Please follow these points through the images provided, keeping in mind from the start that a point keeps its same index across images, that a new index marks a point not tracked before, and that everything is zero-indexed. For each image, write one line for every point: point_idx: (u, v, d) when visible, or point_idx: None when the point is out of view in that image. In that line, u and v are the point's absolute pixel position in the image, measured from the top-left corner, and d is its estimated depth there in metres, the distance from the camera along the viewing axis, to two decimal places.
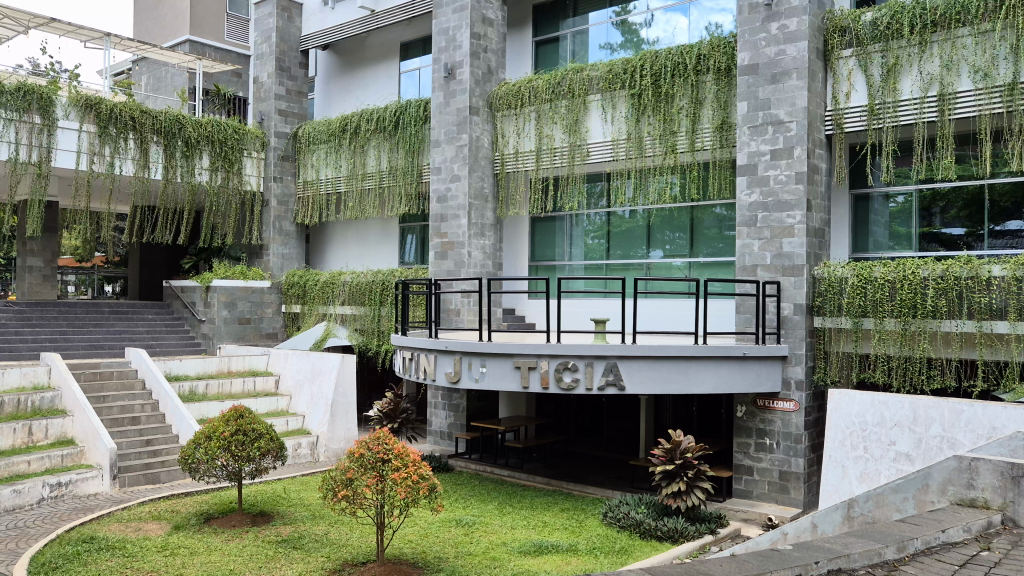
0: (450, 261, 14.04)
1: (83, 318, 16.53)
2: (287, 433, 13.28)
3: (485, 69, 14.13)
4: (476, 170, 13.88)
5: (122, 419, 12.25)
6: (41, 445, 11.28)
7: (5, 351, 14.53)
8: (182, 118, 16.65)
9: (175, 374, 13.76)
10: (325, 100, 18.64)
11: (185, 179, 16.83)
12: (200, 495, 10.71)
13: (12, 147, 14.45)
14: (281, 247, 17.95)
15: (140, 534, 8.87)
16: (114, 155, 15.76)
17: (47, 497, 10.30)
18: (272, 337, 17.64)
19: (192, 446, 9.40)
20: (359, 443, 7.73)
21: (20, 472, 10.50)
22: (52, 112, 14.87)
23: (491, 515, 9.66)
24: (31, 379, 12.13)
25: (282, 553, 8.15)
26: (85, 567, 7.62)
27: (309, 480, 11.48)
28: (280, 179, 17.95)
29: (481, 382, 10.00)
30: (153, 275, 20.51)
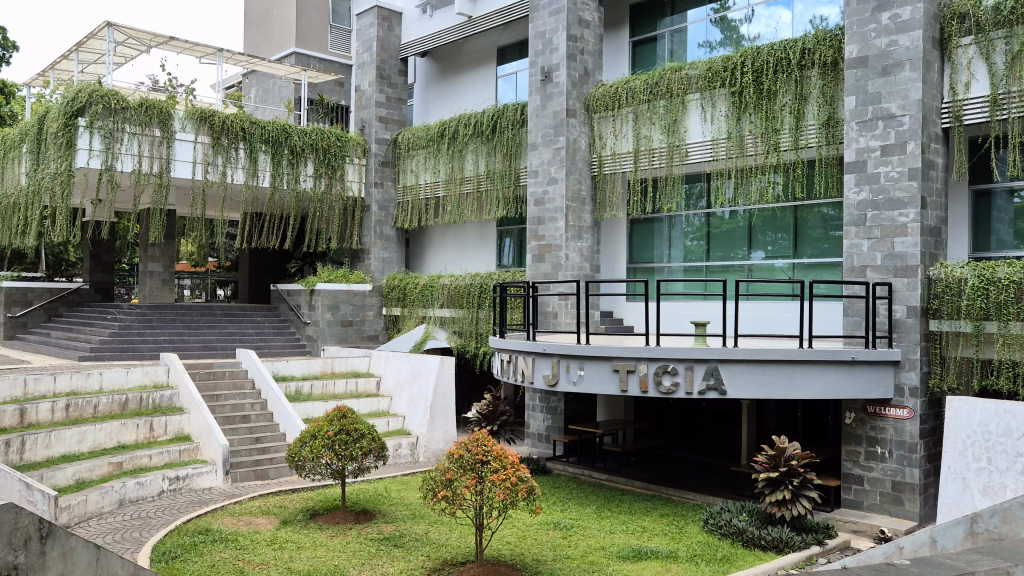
0: (547, 264, 14.05)
1: (197, 320, 17.35)
2: (388, 433, 13.57)
3: (582, 71, 14.09)
4: (573, 172, 13.85)
5: (234, 417, 12.77)
6: (161, 440, 11.91)
7: (128, 352, 15.40)
8: (289, 127, 17.29)
9: (283, 375, 14.26)
10: (424, 106, 18.99)
11: (291, 187, 17.44)
12: (306, 492, 11.07)
13: (136, 159, 15.33)
14: (382, 252, 18.36)
15: (251, 527, 9.22)
16: (227, 164, 16.50)
17: (166, 490, 10.86)
18: (374, 339, 18.05)
19: (299, 444, 9.71)
20: (459, 443, 7.83)
21: (143, 465, 11.11)
22: (170, 125, 15.70)
23: (589, 518, 9.61)
24: (152, 377, 12.81)
25: (384, 550, 8.33)
26: (201, 557, 7.98)
27: (410, 481, 11.70)
28: (381, 185, 18.39)
29: (579, 386, 9.96)
30: (261, 279, 21.34)
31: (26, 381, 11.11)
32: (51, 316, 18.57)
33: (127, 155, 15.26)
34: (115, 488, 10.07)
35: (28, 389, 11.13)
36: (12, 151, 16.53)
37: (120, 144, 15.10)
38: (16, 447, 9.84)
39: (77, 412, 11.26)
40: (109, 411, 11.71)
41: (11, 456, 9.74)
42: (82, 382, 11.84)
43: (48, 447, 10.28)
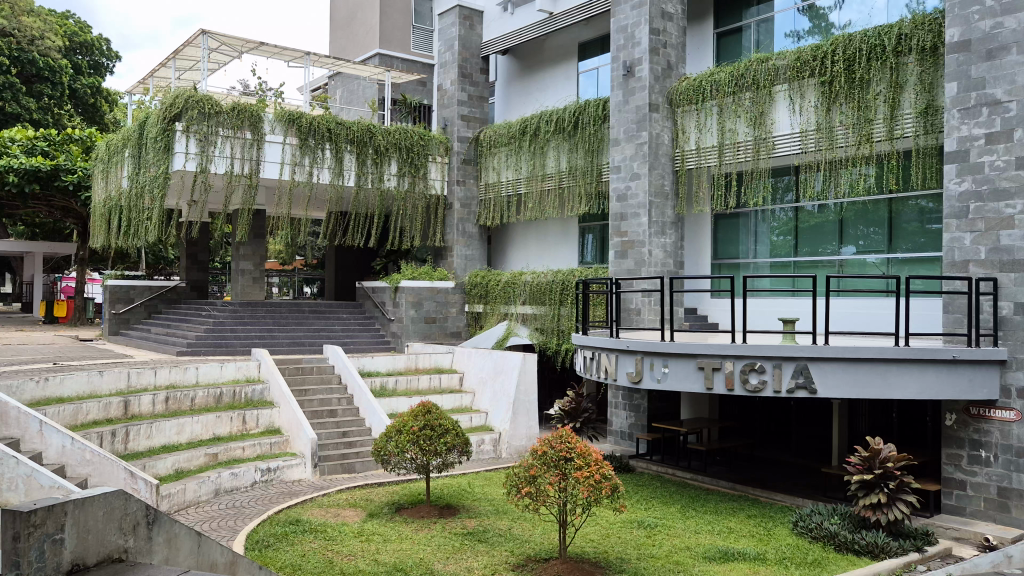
0: (630, 260, 13.92)
1: (287, 316, 17.86)
2: (471, 428, 13.68)
3: (665, 65, 13.88)
4: (656, 168, 13.68)
5: (322, 411, 13.09)
6: (254, 433, 12.32)
7: (222, 347, 15.97)
8: (374, 127, 17.61)
9: (369, 370, 14.51)
10: (506, 104, 19.06)
11: (376, 186, 17.77)
12: (391, 485, 11.26)
13: (229, 161, 15.89)
14: (464, 249, 18.53)
15: (339, 519, 9.44)
16: (313, 164, 16.91)
17: (259, 481, 11.22)
18: (456, 336, 18.19)
19: (385, 438, 9.90)
20: (542, 440, 7.84)
21: (237, 457, 11.51)
22: (260, 127, 16.20)
23: (674, 518, 9.49)
24: (244, 372, 13.25)
25: (468, 545, 8.40)
26: (292, 547, 8.22)
27: (493, 476, 11.78)
28: (463, 183, 18.55)
29: (663, 383, 9.83)
30: (347, 276, 21.81)
31: (129, 374, 11.65)
32: (151, 313, 19.45)
33: (220, 157, 15.83)
34: (211, 478, 10.46)
35: (131, 381, 11.66)
36: (115, 156, 17.34)
37: (214, 147, 15.68)
38: (121, 437, 10.32)
39: (176, 404, 11.75)
40: (205, 404, 12.18)
41: (116, 446, 10.22)
42: (180, 376, 12.32)
43: (149, 437, 10.75)
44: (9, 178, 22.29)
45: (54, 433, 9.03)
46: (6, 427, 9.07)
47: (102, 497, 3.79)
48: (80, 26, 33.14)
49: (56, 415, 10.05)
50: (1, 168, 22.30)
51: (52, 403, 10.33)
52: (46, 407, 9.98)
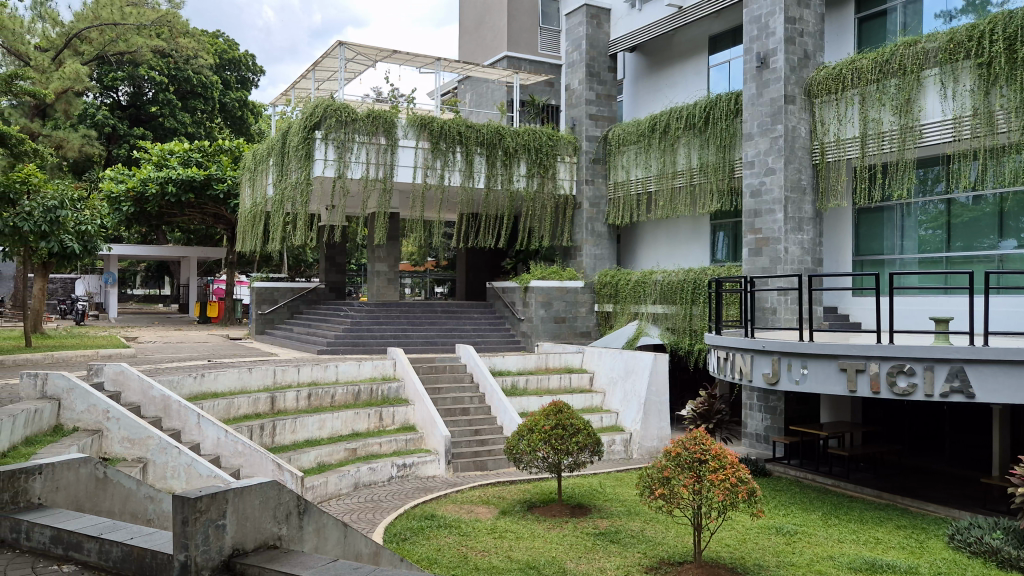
0: (765, 258, 13.48)
1: (420, 316, 18.35)
2: (602, 428, 13.64)
3: (802, 54, 13.35)
4: (792, 161, 13.19)
5: (454, 409, 13.37)
6: (390, 429, 12.74)
7: (359, 346, 16.58)
8: (503, 129, 17.86)
9: (500, 369, 14.68)
10: (634, 101, 18.88)
11: (505, 186, 18.01)
12: (523, 484, 11.36)
13: (364, 167, 16.51)
14: (593, 248, 18.47)
15: (473, 515, 9.62)
16: (445, 168, 17.31)
17: (395, 476, 11.61)
18: (586, 335, 18.15)
19: (517, 437, 10.02)
20: (676, 442, 7.71)
21: (375, 452, 11.94)
22: (394, 133, 16.74)
23: (815, 525, 9.11)
24: (380, 370, 13.70)
25: (600, 545, 8.37)
26: (428, 541, 8.44)
27: (625, 477, 11.68)
28: (592, 182, 18.50)
29: (802, 385, 9.46)
30: (477, 277, 22.18)
31: (275, 371, 12.26)
32: (293, 313, 20.44)
33: (356, 163, 16.45)
34: (351, 472, 10.89)
35: (277, 378, 12.28)
36: (260, 165, 18.32)
37: (351, 153, 16.32)
38: (268, 431, 10.91)
39: (317, 400, 12.30)
40: (344, 401, 12.68)
41: (264, 439, 10.82)
42: (321, 374, 12.86)
43: (294, 432, 11.29)
44: (168, 189, 24.01)
45: (210, 426, 9.67)
46: (168, 418, 9.78)
47: (257, 485, 3.90)
48: (230, 43, 35.30)
49: (211, 409, 10.72)
50: (162, 178, 24.14)
51: (208, 398, 11.02)
52: (202, 401, 10.66)
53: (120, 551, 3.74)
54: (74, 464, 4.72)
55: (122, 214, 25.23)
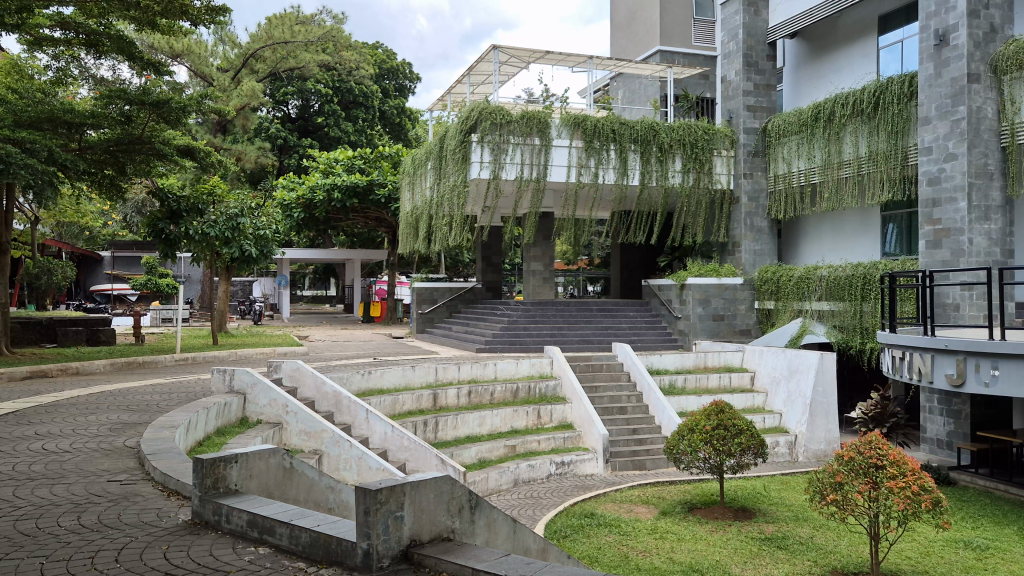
0: (945, 250, 12.56)
1: (575, 315, 18.40)
2: (764, 430, 13.21)
3: (987, 28, 12.36)
4: (977, 145, 12.24)
5: (612, 408, 13.31)
6: (548, 427, 12.87)
7: (516, 344, 16.87)
8: (657, 125, 17.65)
9: (658, 368, 14.46)
10: (797, 90, 18.14)
11: (660, 182, 17.78)
12: (683, 484, 11.16)
13: (519, 167, 16.78)
14: (753, 244, 17.87)
15: (633, 515, 9.55)
16: (599, 166, 17.30)
17: (553, 473, 11.74)
18: (746, 334, 17.60)
19: (678, 437, 9.88)
20: (850, 446, 7.35)
21: (533, 449, 12.12)
22: (548, 133, 16.93)
23: (1009, 540, 8.40)
24: (538, 368, 13.86)
25: (766, 550, 8.10)
26: (589, 539, 8.47)
27: (791, 481, 11.24)
28: (751, 175, 17.92)
29: (992, 387, 8.75)
30: (632, 274, 21.96)
31: (437, 368, 12.65)
32: (452, 312, 21.03)
33: (511, 164, 16.75)
34: (510, 468, 11.10)
35: (439, 375, 12.69)
36: (419, 169, 18.96)
37: (506, 155, 16.64)
38: (431, 426, 11.29)
39: (477, 397, 12.62)
40: (503, 398, 12.92)
41: (427, 434, 11.20)
42: (481, 371, 13.17)
43: (456, 428, 11.64)
44: (334, 195, 25.32)
45: (378, 421, 10.10)
46: (341, 413, 10.31)
47: (432, 480, 4.03)
48: (388, 54, 36.83)
49: (378, 405, 11.21)
50: (328, 185, 25.49)
51: (375, 394, 11.52)
52: (370, 397, 11.16)
53: (308, 537, 3.99)
54: (264, 454, 5.06)
55: (294, 220, 26.87)
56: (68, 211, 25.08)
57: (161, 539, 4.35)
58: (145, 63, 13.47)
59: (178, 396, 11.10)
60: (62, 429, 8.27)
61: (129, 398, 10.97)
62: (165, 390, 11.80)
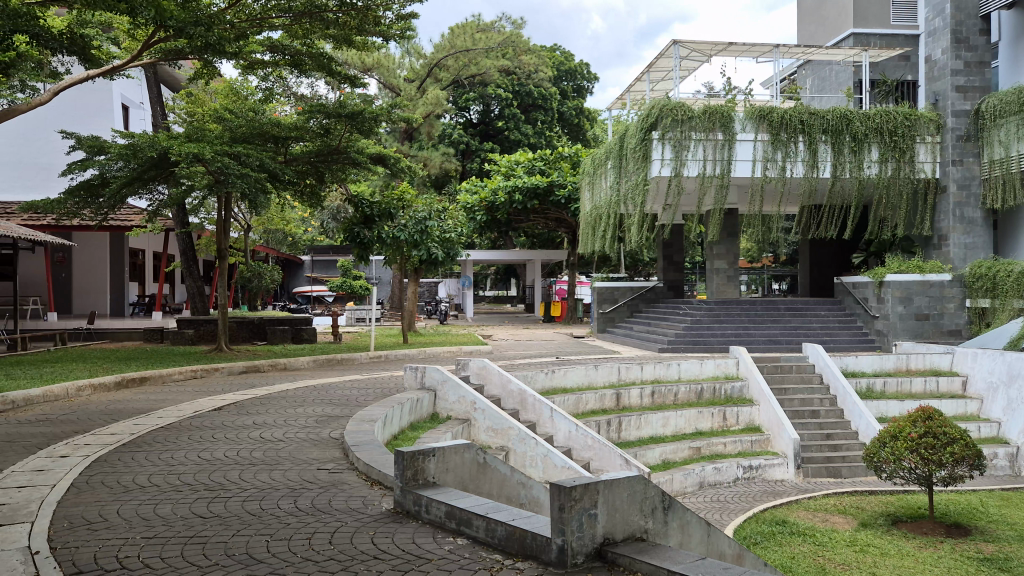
0: None
1: (762, 314, 17.72)
2: (980, 439, 12.16)
3: None
4: None
5: (803, 411, 12.70)
6: (734, 429, 12.52)
7: (700, 345, 16.50)
8: (851, 113, 16.67)
9: (853, 370, 13.61)
10: (1015, 66, 16.58)
11: (854, 174, 16.77)
12: (885, 495, 10.45)
13: (701, 164, 16.42)
14: (963, 237, 16.46)
15: (829, 525, 9.06)
16: (786, 159, 16.57)
17: (741, 477, 11.38)
18: (955, 334, 16.14)
19: (878, 444, 9.30)
20: None
21: (719, 452, 11.82)
22: (732, 127, 16.45)
23: None
24: (723, 369, 13.45)
25: (985, 572, 7.42)
26: (781, 547, 8.12)
27: (1012, 497, 10.22)
28: (960, 162, 16.54)
29: None
30: (823, 272, 20.83)
31: (620, 368, 12.60)
32: (633, 312, 20.89)
33: (693, 161, 16.42)
34: (696, 470, 10.88)
35: (622, 374, 12.62)
36: (599, 168, 18.90)
37: (688, 151, 16.33)
38: (615, 426, 11.27)
39: (661, 398, 12.45)
40: (687, 399, 12.69)
41: (611, 434, 11.19)
42: (664, 372, 12.98)
43: (640, 428, 11.55)
44: (516, 197, 25.82)
45: (562, 420, 10.20)
46: (526, 411, 10.50)
47: (625, 479, 4.02)
48: (566, 55, 37.22)
49: (562, 404, 11.33)
50: (510, 188, 26.05)
51: (559, 393, 11.64)
52: (555, 396, 11.29)
53: (503, 531, 4.09)
54: (460, 448, 5.25)
55: (476, 223, 27.65)
56: (275, 219, 27.18)
57: (368, 525, 4.62)
58: (342, 78, 14.37)
59: (375, 391, 11.77)
60: (275, 420, 8.99)
61: (332, 392, 11.75)
62: (362, 385, 12.54)
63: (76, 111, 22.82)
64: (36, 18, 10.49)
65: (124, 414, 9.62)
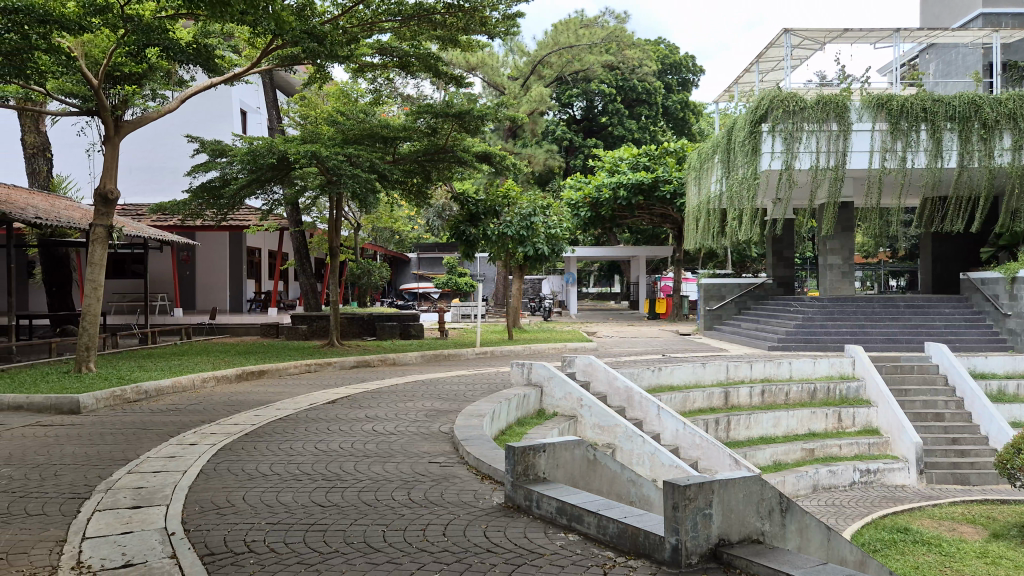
0: None
1: (879, 311, 16.98)
2: None
3: None
4: None
5: (926, 414, 12.10)
6: (850, 432, 12.05)
7: (813, 343, 15.96)
8: (979, 98, 15.67)
9: (982, 372, 12.87)
10: None
11: (982, 164, 15.80)
12: (1020, 505, 9.85)
13: (814, 156, 15.90)
14: None
15: (956, 535, 8.62)
16: (906, 149, 15.79)
17: (858, 481, 10.91)
18: None
19: (1012, 451, 8.75)
20: None
21: (834, 454, 11.41)
22: (847, 117, 15.84)
23: None
24: (838, 369, 12.95)
25: None
26: (903, 556, 7.76)
27: None
28: None
29: None
30: (948, 267, 19.75)
31: (728, 366, 12.33)
32: (741, 309, 20.40)
33: (805, 153, 15.96)
34: (809, 473, 10.55)
35: (730, 373, 12.33)
36: (705, 163, 18.50)
37: (800, 143, 15.89)
38: (723, 425, 11.04)
39: (771, 398, 12.10)
40: (800, 399, 12.29)
41: (719, 434, 10.98)
42: (774, 370, 12.60)
43: (749, 428, 11.27)
44: (620, 193, 25.60)
45: (670, 418, 10.07)
46: (633, 408, 10.38)
47: (740, 480, 3.93)
48: (671, 48, 36.67)
49: (669, 402, 11.18)
50: (614, 184, 25.85)
51: (666, 391, 11.48)
52: (662, 394, 11.15)
53: (616, 528, 4.07)
54: (570, 445, 5.26)
55: (580, 219, 27.61)
56: (384, 217, 27.86)
57: (480, 518, 4.69)
58: (449, 77, 14.53)
59: (481, 387, 11.92)
60: (387, 413, 9.23)
61: (440, 387, 11.97)
62: (469, 381, 12.72)
63: (199, 118, 24.00)
64: (167, 30, 11.10)
65: (245, 405, 10.09)
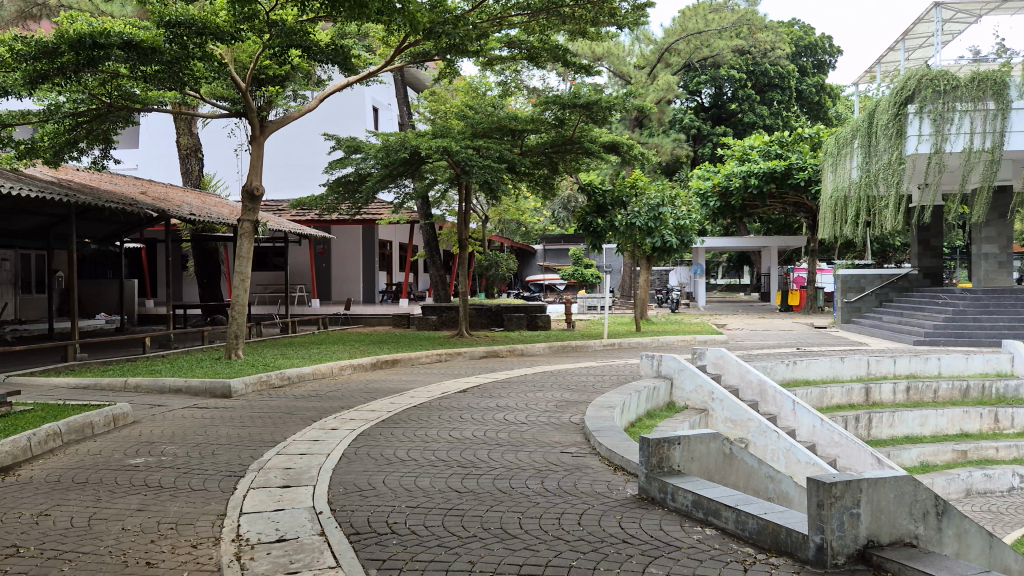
0: None
1: None
2: None
3: None
4: None
5: None
6: (1008, 434, 11.18)
7: (964, 337, 14.98)
8: None
9: None
10: None
11: None
12: None
13: (968, 138, 14.90)
14: None
15: None
16: None
17: (1018, 487, 10.11)
18: None
19: None
20: None
21: (989, 457, 10.64)
22: (1006, 95, 14.68)
23: None
24: (993, 366, 12.07)
25: None
26: None
27: None
28: None
29: None
30: None
31: (869, 361, 11.77)
32: (882, 301, 19.41)
33: (957, 134, 15.00)
34: (960, 476, 9.92)
35: (871, 368, 11.77)
36: (843, 148, 17.62)
37: (951, 124, 14.97)
38: (864, 423, 10.55)
39: (917, 395, 11.44)
40: (949, 397, 11.56)
41: (860, 432, 10.50)
42: (920, 366, 11.93)
43: (893, 426, 10.74)
44: (751, 181, 24.80)
45: (806, 414, 9.71)
46: (765, 403, 10.05)
47: (891, 479, 3.75)
48: (806, 29, 35.28)
49: (805, 397, 10.79)
50: (745, 172, 25.08)
51: (801, 385, 11.08)
52: (797, 388, 10.76)
53: (755, 524, 3.96)
54: (706, 438, 5.16)
55: (710, 209, 26.97)
56: (511, 210, 28.14)
57: (614, 509, 4.68)
58: (577, 68, 14.40)
59: (610, 378, 11.87)
60: (517, 403, 9.35)
61: (569, 378, 12.00)
62: (597, 372, 12.71)
63: (336, 116, 24.96)
64: (308, 33, 11.58)
65: (381, 392, 10.46)
